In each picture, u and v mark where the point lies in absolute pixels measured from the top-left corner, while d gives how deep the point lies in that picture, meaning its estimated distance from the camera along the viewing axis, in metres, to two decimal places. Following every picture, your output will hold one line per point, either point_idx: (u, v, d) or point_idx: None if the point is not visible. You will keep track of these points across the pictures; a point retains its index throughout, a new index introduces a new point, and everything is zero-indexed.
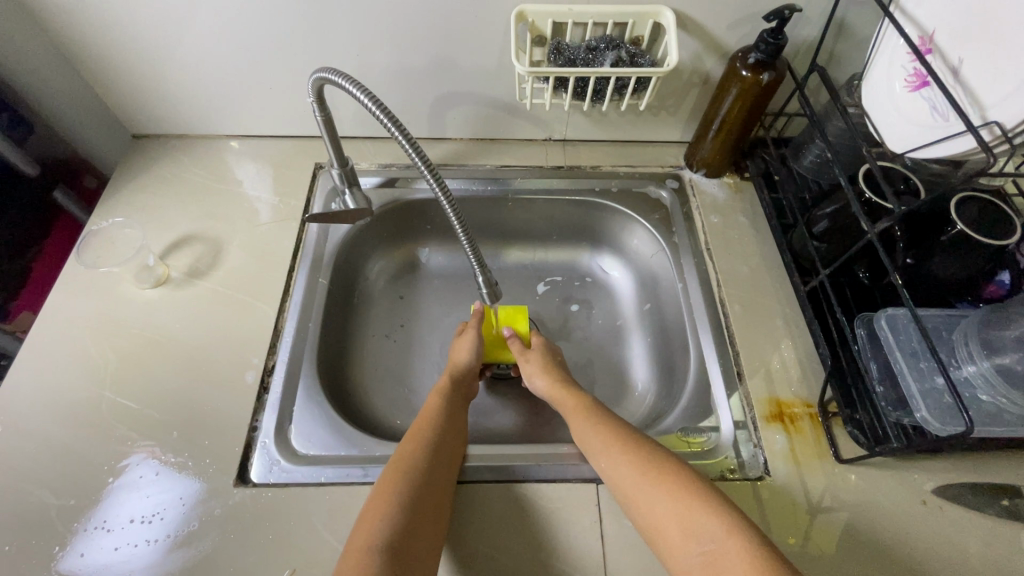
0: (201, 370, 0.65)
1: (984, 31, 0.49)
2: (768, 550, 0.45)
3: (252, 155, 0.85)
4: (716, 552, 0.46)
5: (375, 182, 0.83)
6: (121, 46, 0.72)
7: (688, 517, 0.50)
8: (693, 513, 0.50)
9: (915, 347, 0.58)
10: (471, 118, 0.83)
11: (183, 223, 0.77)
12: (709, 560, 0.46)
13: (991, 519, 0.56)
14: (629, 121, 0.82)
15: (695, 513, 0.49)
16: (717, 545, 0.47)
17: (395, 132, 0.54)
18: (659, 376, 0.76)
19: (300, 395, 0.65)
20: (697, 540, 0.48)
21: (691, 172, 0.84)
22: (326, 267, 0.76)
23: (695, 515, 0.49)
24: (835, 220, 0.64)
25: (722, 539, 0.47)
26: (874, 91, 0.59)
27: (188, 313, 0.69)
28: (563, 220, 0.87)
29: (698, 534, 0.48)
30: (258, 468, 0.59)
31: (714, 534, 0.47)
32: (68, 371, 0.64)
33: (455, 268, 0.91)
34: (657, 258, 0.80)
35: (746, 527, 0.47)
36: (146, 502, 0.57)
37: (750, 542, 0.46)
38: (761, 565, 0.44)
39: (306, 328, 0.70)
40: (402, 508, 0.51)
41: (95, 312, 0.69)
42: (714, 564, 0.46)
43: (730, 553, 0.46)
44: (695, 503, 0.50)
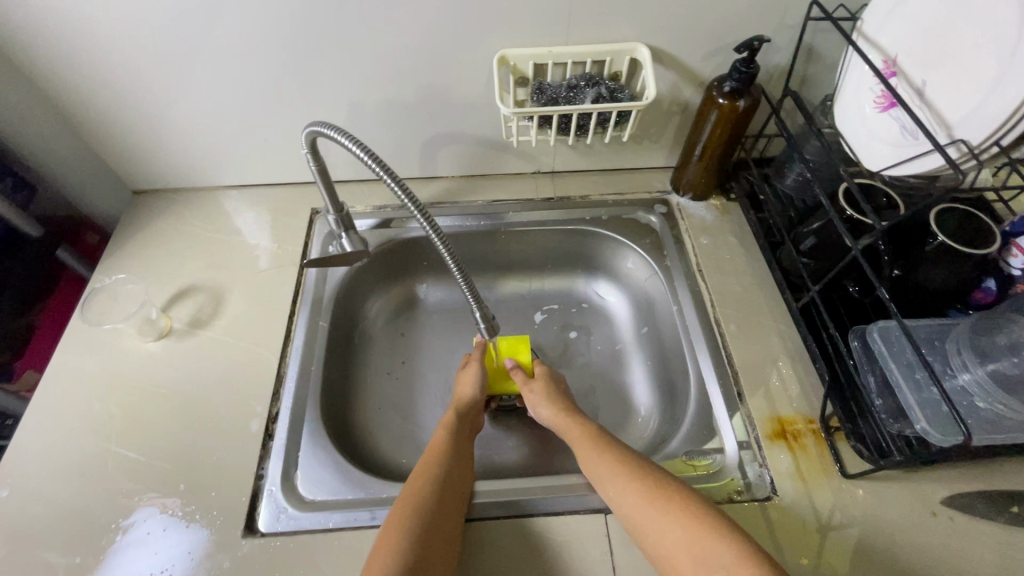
0: (206, 420, 0.66)
1: (943, 54, 0.51)
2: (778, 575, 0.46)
3: (250, 204, 0.87)
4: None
5: (370, 223, 0.85)
6: (121, 108, 0.75)
7: (697, 544, 0.50)
8: (702, 539, 0.50)
9: (909, 358, 0.59)
10: (461, 156, 0.86)
11: (184, 274, 0.79)
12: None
13: (1003, 527, 0.56)
14: (615, 150, 0.85)
15: (704, 540, 0.50)
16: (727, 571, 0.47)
17: (386, 177, 0.56)
18: (661, 399, 0.77)
19: (305, 440, 0.65)
20: (707, 567, 0.48)
21: (679, 196, 0.86)
22: (325, 310, 0.77)
23: (705, 541, 0.49)
24: (821, 236, 0.66)
25: (731, 565, 0.47)
26: (846, 112, 0.61)
27: (191, 364, 0.70)
28: (556, 249, 0.88)
29: (707, 561, 0.48)
30: (266, 517, 0.59)
31: (724, 560, 0.47)
32: (74, 428, 0.65)
33: (453, 302, 0.92)
34: (651, 281, 0.82)
35: (755, 552, 0.48)
36: (154, 559, 0.56)
37: (760, 566, 0.46)
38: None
39: (308, 372, 0.70)
40: (411, 547, 0.51)
41: (100, 368, 0.69)
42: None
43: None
44: (703, 529, 0.50)
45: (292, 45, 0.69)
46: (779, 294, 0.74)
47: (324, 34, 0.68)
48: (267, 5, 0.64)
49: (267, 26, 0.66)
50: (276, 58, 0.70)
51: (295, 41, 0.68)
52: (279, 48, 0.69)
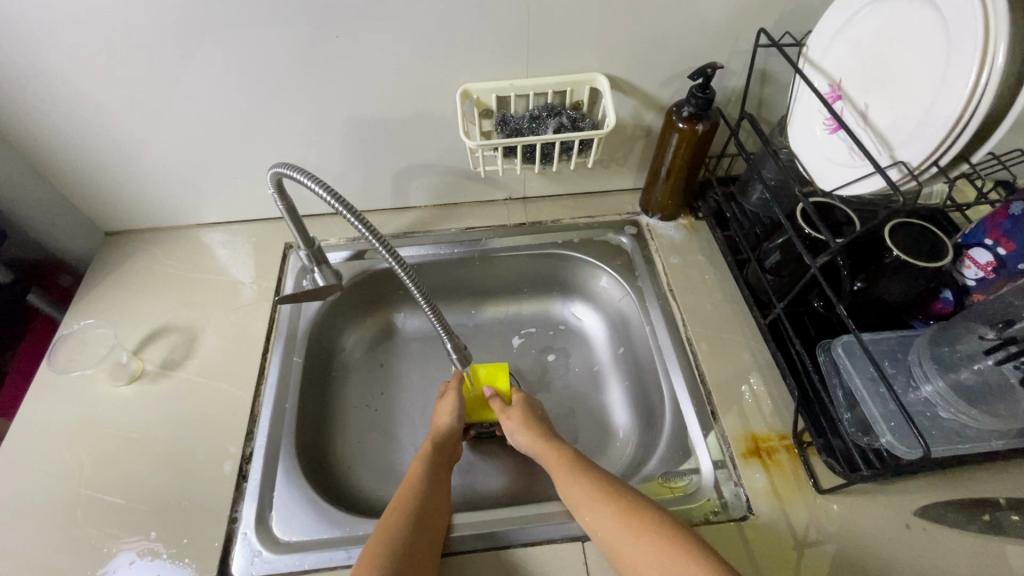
0: (178, 464, 0.65)
1: (882, 80, 0.54)
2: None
3: (224, 242, 0.87)
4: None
5: (344, 256, 0.85)
6: (91, 151, 0.75)
7: (670, 565, 0.50)
8: (675, 560, 0.50)
9: (873, 371, 0.60)
10: (432, 186, 0.87)
11: (157, 315, 0.78)
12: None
13: (975, 535, 0.57)
14: (583, 175, 0.86)
15: (677, 560, 0.50)
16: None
17: (350, 216, 0.56)
18: (639, 420, 0.77)
19: (281, 480, 0.65)
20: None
21: (648, 217, 0.87)
22: (300, 345, 0.77)
23: (678, 562, 0.50)
24: (784, 253, 0.67)
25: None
26: (799, 134, 0.63)
27: (165, 407, 0.69)
28: (531, 274, 0.89)
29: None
30: (239, 561, 0.58)
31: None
32: (43, 479, 0.63)
33: (431, 330, 0.92)
34: (624, 301, 0.83)
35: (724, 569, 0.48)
36: None
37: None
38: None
39: (283, 408, 0.70)
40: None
41: (71, 415, 0.69)
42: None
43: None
44: (675, 549, 0.51)
45: (259, 86, 0.70)
46: (748, 311, 0.75)
47: (290, 75, 0.69)
48: (233, 47, 0.65)
49: (234, 68, 0.68)
50: (245, 98, 0.71)
51: (263, 82, 0.69)
52: (247, 90, 0.70)
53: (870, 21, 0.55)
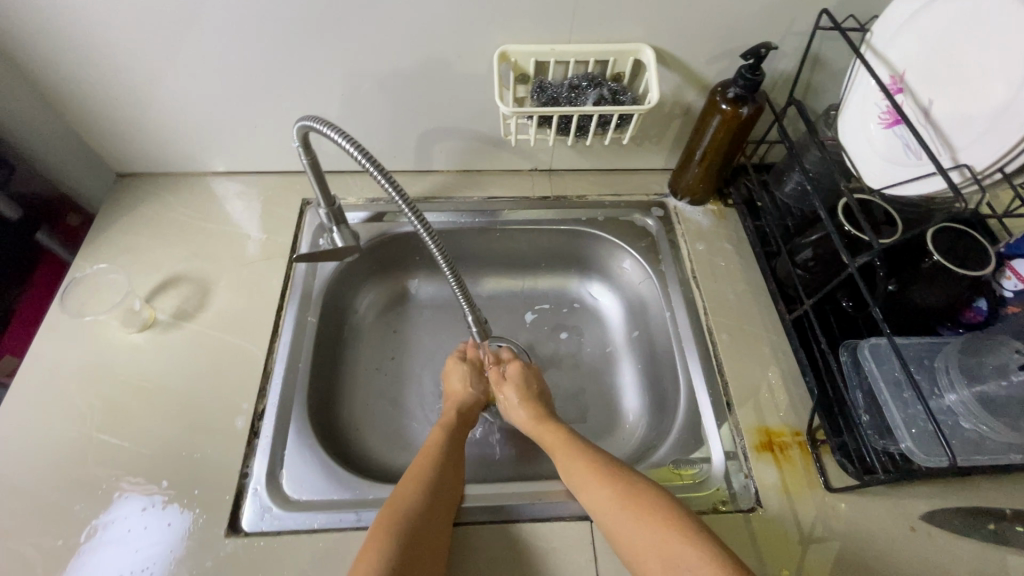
0: (190, 417, 0.64)
1: (952, 75, 0.51)
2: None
3: (238, 192, 0.85)
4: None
5: (363, 216, 0.83)
6: (105, 88, 0.72)
7: (667, 549, 0.49)
8: (673, 542, 0.49)
9: (898, 375, 0.59)
10: (457, 151, 0.84)
11: (169, 263, 0.77)
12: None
13: (978, 543, 0.57)
14: (614, 151, 0.83)
15: (675, 542, 0.49)
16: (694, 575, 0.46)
17: (373, 170, 0.54)
18: (650, 405, 0.77)
19: (292, 439, 0.65)
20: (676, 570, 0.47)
21: (676, 200, 0.85)
22: (315, 305, 0.76)
23: (676, 544, 0.49)
24: (818, 249, 0.66)
25: (699, 568, 0.46)
26: (851, 126, 0.60)
27: (176, 358, 0.69)
28: (551, 249, 0.87)
29: (677, 565, 0.47)
30: (249, 515, 0.59)
31: (693, 564, 0.47)
32: (54, 420, 0.63)
33: (445, 298, 0.91)
34: (645, 285, 0.81)
35: (724, 556, 0.47)
36: (136, 556, 0.56)
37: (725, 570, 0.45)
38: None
39: (296, 368, 0.69)
40: (396, 548, 0.51)
41: (81, 359, 0.68)
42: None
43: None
44: (674, 530, 0.50)
45: (287, 31, 0.66)
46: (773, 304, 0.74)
47: (319, 21, 0.65)
48: None
49: (261, 10, 0.64)
50: (269, 43, 0.67)
51: (290, 28, 0.66)
52: (273, 35, 0.66)
53: (947, 10, 0.51)
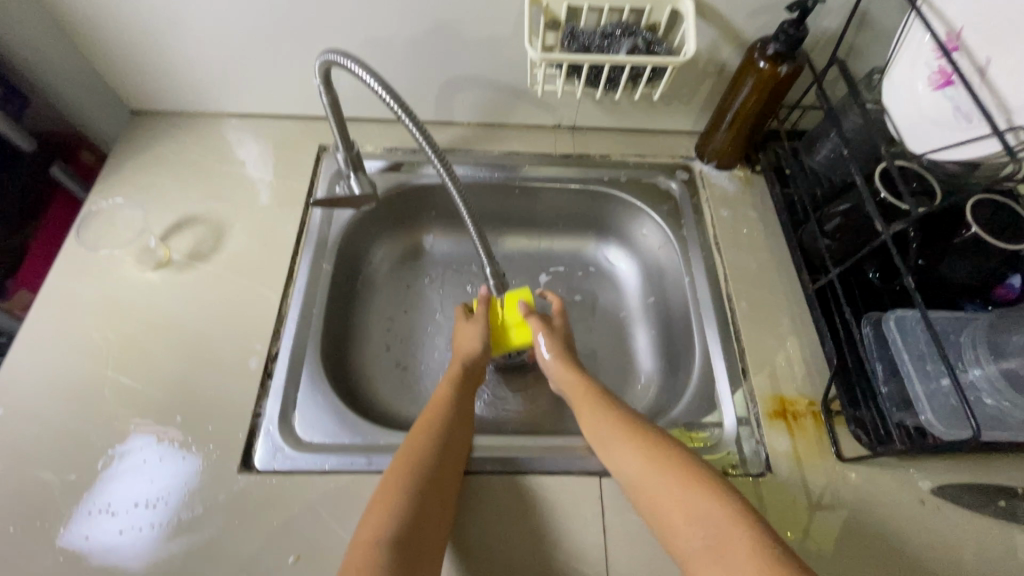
0: (204, 356, 0.65)
1: (1015, 31, 0.48)
2: (775, 538, 0.44)
3: (253, 135, 0.83)
4: (718, 539, 0.45)
5: (381, 166, 0.81)
6: (119, 19, 0.69)
7: (689, 505, 0.48)
8: (695, 498, 0.48)
9: (922, 349, 0.58)
10: (479, 102, 0.81)
11: (184, 204, 0.76)
12: (711, 545, 0.45)
13: (986, 518, 0.57)
14: (641, 110, 0.81)
15: (697, 499, 0.48)
16: (720, 530, 0.45)
17: (403, 117, 0.55)
18: (663, 370, 0.76)
19: (305, 382, 0.65)
20: (700, 527, 0.46)
21: (702, 164, 0.82)
22: (330, 252, 0.75)
23: (699, 500, 0.48)
24: (848, 218, 0.64)
25: (725, 524, 0.45)
26: (897, 87, 0.57)
27: (191, 298, 0.68)
28: (570, 209, 0.85)
29: (701, 520, 0.46)
30: (262, 454, 0.59)
31: (717, 519, 0.46)
32: (71, 353, 0.64)
33: (460, 254, 0.90)
34: (664, 250, 0.80)
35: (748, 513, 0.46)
36: (151, 486, 0.57)
37: (751, 526, 0.44)
38: (766, 552, 0.42)
39: (310, 315, 0.69)
40: (411, 500, 0.50)
41: (96, 294, 0.68)
42: (718, 550, 0.44)
43: (735, 537, 0.44)
44: (696, 487, 0.49)
45: None
46: (795, 273, 0.72)
47: None
48: None
49: None
50: None
51: None
52: None
53: None
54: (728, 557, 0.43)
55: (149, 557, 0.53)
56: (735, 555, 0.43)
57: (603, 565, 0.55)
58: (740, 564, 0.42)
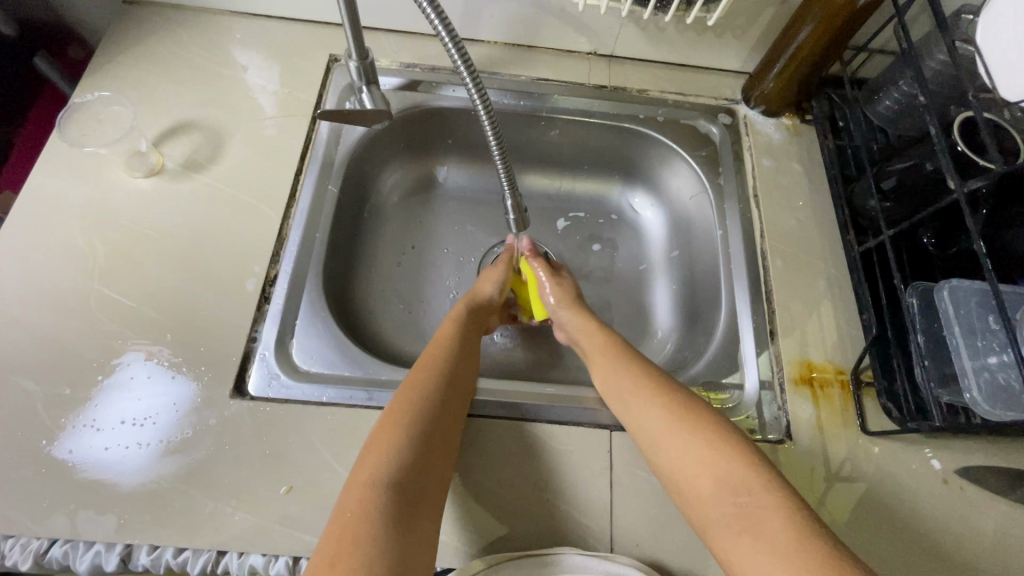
0: (198, 273, 0.60)
1: None
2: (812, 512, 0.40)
3: (258, 38, 0.75)
4: (749, 507, 0.41)
5: (396, 83, 0.74)
6: None
7: (720, 469, 0.44)
8: (726, 463, 0.44)
9: (974, 323, 0.54)
10: (510, 18, 0.73)
11: (180, 107, 0.69)
12: (742, 512, 0.41)
13: (1012, 504, 0.54)
14: (688, 41, 0.74)
15: (729, 464, 0.44)
16: (752, 499, 0.41)
17: (440, 28, 0.48)
18: (682, 327, 0.72)
19: (304, 310, 0.61)
20: (730, 493, 0.42)
21: (748, 108, 0.75)
22: (336, 173, 0.69)
23: (730, 465, 0.44)
24: (908, 176, 0.58)
25: (758, 493, 0.41)
26: (992, 28, 0.48)
27: (185, 211, 0.63)
28: (598, 149, 0.79)
29: (733, 485, 0.43)
30: (256, 380, 0.56)
31: (750, 487, 0.42)
32: (55, 259, 0.59)
33: (475, 190, 0.84)
34: (696, 201, 0.74)
35: (783, 485, 0.42)
36: (138, 404, 0.54)
37: (787, 499, 0.41)
38: (803, 526, 0.39)
39: (312, 239, 0.64)
40: (412, 445, 0.47)
41: (82, 198, 0.63)
42: (749, 518, 0.40)
43: (768, 507, 0.40)
44: (728, 453, 0.45)
45: None
46: (837, 234, 0.67)
47: None
48: None
49: None
50: None
51: None
52: None
53: None
54: (760, 526, 0.40)
55: (136, 476, 0.51)
56: (768, 526, 0.39)
57: (606, 520, 0.52)
58: (772, 536, 0.39)
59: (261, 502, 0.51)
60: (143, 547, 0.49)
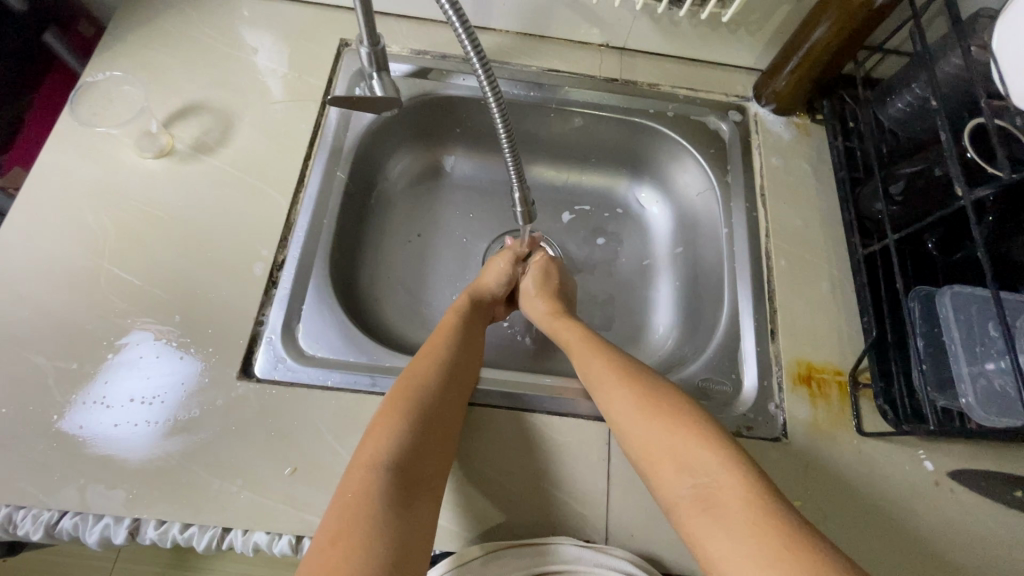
0: (207, 256, 0.61)
1: None
2: (771, 490, 0.41)
3: (268, 21, 0.75)
4: (708, 487, 0.42)
5: (406, 70, 0.74)
6: None
7: (684, 452, 0.45)
8: (690, 446, 0.45)
9: (974, 329, 0.54)
10: (523, 7, 0.72)
11: (190, 89, 0.69)
12: (700, 492, 0.42)
13: (1002, 508, 0.55)
14: (701, 35, 0.73)
15: (690, 447, 0.45)
16: (712, 480, 0.42)
17: (452, 16, 0.47)
18: (683, 323, 0.73)
19: (310, 295, 0.61)
20: (691, 476, 0.44)
21: (758, 106, 0.75)
22: (345, 160, 0.69)
23: (692, 447, 0.45)
24: (915, 180, 0.58)
25: (718, 474, 0.43)
26: (1011, 33, 0.47)
27: (194, 193, 0.64)
28: (606, 142, 0.78)
29: (693, 468, 0.44)
30: (262, 362, 0.57)
31: (709, 469, 0.43)
32: (65, 238, 0.60)
33: (482, 180, 0.84)
34: (703, 198, 0.74)
35: (743, 464, 0.43)
36: (147, 383, 0.55)
37: (745, 478, 0.42)
38: (761, 504, 0.40)
39: (320, 225, 0.64)
40: (406, 428, 0.48)
41: (92, 177, 0.63)
42: (707, 498, 0.42)
43: (726, 487, 0.41)
44: (689, 436, 0.46)
45: None
46: (843, 235, 0.67)
47: None
48: None
49: None
50: None
51: None
52: None
53: None
54: (719, 507, 0.41)
55: (145, 453, 0.52)
56: (723, 505, 0.41)
57: (602, 509, 0.53)
58: (731, 515, 0.40)
59: (265, 482, 0.52)
60: (151, 521, 0.50)
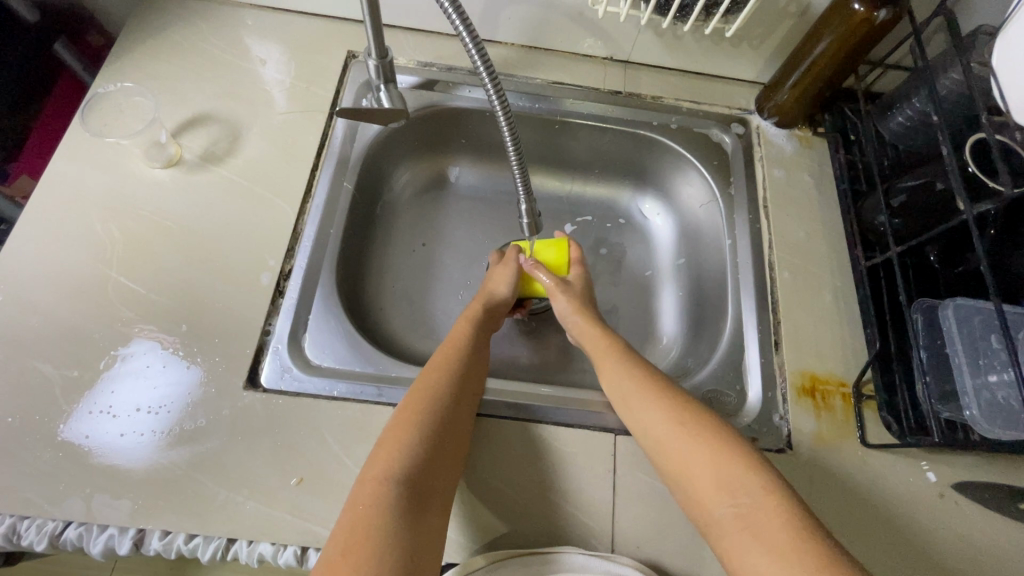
0: (213, 265, 0.61)
1: None
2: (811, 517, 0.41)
3: (275, 32, 0.76)
4: (750, 508, 0.42)
5: (413, 82, 0.75)
6: None
7: (726, 469, 0.45)
8: (732, 465, 0.45)
9: (977, 341, 0.55)
10: (528, 20, 0.73)
11: (198, 99, 0.70)
12: (742, 512, 0.42)
13: (1006, 520, 0.55)
14: (705, 48, 0.74)
15: (733, 466, 0.45)
16: (754, 501, 0.43)
17: (463, 31, 0.48)
18: (687, 333, 0.73)
19: (317, 305, 0.62)
20: (732, 493, 0.44)
21: (761, 118, 0.76)
22: (351, 171, 0.69)
23: (735, 468, 0.45)
24: (918, 194, 0.59)
25: (760, 496, 0.43)
26: (1009, 50, 0.48)
27: (202, 202, 0.64)
28: (610, 154, 0.79)
29: (735, 487, 0.44)
30: (269, 372, 0.57)
31: (752, 489, 0.43)
32: (72, 246, 0.60)
33: (487, 190, 0.85)
34: (706, 209, 0.75)
35: (784, 490, 0.43)
36: (154, 392, 0.55)
37: (787, 503, 0.42)
38: (803, 531, 0.40)
39: (327, 235, 0.65)
40: (424, 446, 0.48)
41: (101, 186, 0.63)
42: (750, 520, 0.42)
43: (769, 510, 0.42)
44: (731, 456, 0.46)
45: None
46: (846, 248, 0.67)
47: None
48: None
49: None
50: None
51: None
52: None
53: None
54: (760, 529, 0.41)
55: (149, 463, 0.52)
56: (768, 529, 0.41)
57: (608, 521, 0.53)
58: (774, 539, 0.40)
59: (271, 492, 0.52)
60: (155, 532, 0.50)
